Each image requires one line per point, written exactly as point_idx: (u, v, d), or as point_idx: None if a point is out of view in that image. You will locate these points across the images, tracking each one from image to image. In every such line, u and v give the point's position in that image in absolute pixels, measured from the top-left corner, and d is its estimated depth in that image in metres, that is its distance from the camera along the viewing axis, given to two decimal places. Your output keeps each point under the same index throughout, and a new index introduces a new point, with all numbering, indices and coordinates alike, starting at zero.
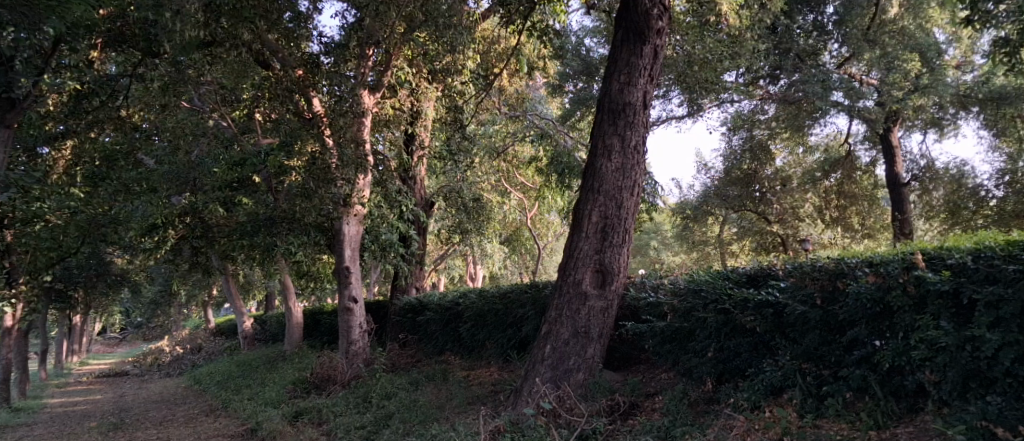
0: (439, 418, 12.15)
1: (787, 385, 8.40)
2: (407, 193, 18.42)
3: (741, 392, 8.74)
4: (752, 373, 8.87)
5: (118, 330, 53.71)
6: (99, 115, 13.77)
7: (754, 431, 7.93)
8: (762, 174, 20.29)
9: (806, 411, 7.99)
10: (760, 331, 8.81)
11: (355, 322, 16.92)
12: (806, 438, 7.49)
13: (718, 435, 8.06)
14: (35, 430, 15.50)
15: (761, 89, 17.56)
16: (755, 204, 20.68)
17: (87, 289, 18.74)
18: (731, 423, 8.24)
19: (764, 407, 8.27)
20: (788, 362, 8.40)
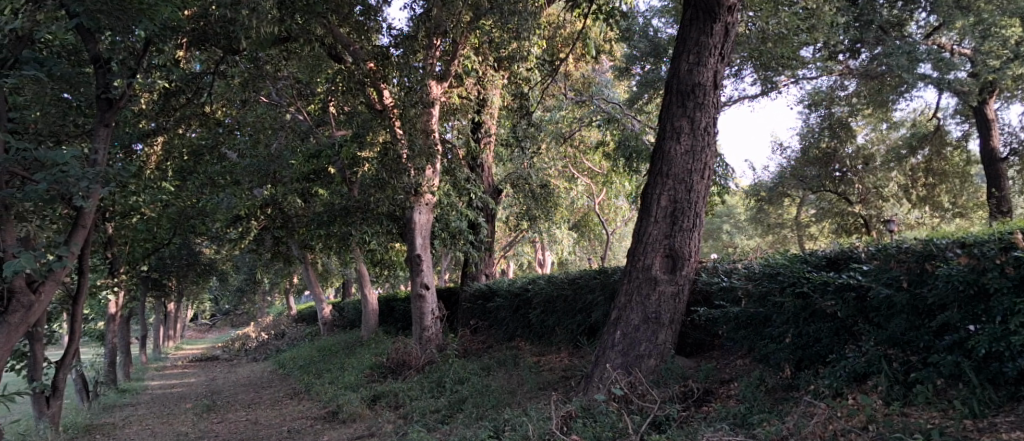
0: (512, 402, 10.20)
1: (871, 372, 6.85)
2: (477, 181, 15.82)
3: (822, 378, 7.16)
4: (833, 359, 7.23)
5: (215, 318, 56.36)
6: (187, 112, 11.65)
7: (835, 418, 6.41)
8: (842, 154, 19.50)
9: (892, 399, 6.54)
10: (840, 317, 7.19)
11: (429, 308, 14.58)
12: (894, 427, 6.05)
13: (797, 423, 6.50)
14: (140, 410, 14.63)
15: (841, 64, 15.98)
16: (833, 185, 19.98)
17: (180, 278, 19.14)
18: (812, 410, 6.65)
19: (847, 393, 6.74)
20: (871, 347, 6.86)
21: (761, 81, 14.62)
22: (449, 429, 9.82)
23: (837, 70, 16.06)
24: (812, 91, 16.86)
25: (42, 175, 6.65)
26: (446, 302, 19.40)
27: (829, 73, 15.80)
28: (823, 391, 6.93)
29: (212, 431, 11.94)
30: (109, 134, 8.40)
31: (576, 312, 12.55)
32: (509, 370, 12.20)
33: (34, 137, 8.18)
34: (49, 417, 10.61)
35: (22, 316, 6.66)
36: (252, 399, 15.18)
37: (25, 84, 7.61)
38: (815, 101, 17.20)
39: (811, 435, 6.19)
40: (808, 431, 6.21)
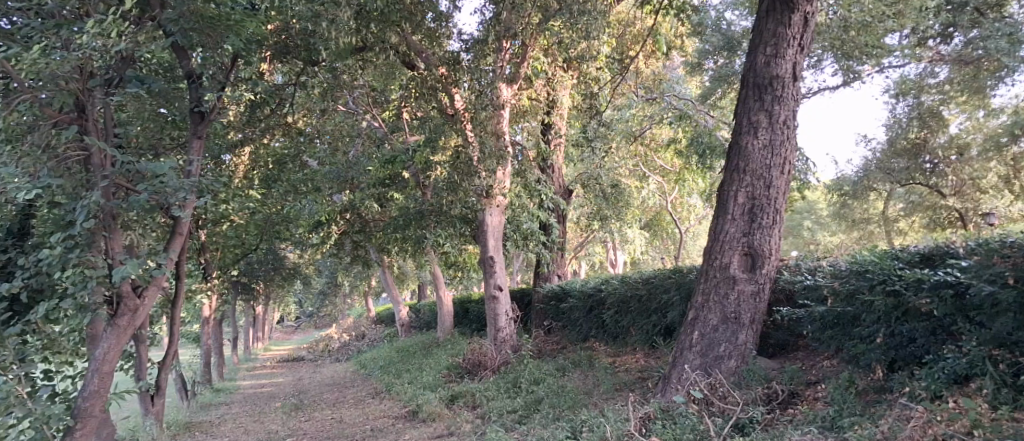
0: (588, 403, 10.25)
1: (975, 374, 6.61)
2: (547, 182, 15.69)
3: (919, 380, 6.99)
4: (930, 360, 7.02)
5: (297, 319, 58.16)
6: (272, 122, 12.11)
7: (935, 422, 6.24)
8: (934, 144, 18.70)
9: (1001, 403, 6.29)
10: (936, 317, 6.96)
11: (503, 310, 14.73)
12: (1003, 434, 5.80)
13: (892, 427, 6.36)
14: (234, 409, 15.22)
15: (931, 50, 15.33)
16: (924, 177, 19.30)
17: (266, 282, 19.90)
18: (909, 413, 6.49)
19: (945, 396, 6.54)
20: (974, 348, 6.61)
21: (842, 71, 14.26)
22: (526, 429, 9.94)
23: (926, 56, 15.43)
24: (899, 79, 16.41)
25: (144, 186, 6.97)
26: (519, 304, 19.56)
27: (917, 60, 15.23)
28: (920, 394, 6.77)
29: (300, 429, 12.38)
30: (202, 145, 8.69)
31: (650, 312, 12.46)
32: (584, 371, 12.25)
33: (136, 150, 8.66)
34: (154, 415, 11.49)
35: (129, 319, 6.93)
36: (337, 398, 15.65)
37: (128, 101, 8.03)
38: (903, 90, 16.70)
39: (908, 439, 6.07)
40: (904, 435, 6.09)
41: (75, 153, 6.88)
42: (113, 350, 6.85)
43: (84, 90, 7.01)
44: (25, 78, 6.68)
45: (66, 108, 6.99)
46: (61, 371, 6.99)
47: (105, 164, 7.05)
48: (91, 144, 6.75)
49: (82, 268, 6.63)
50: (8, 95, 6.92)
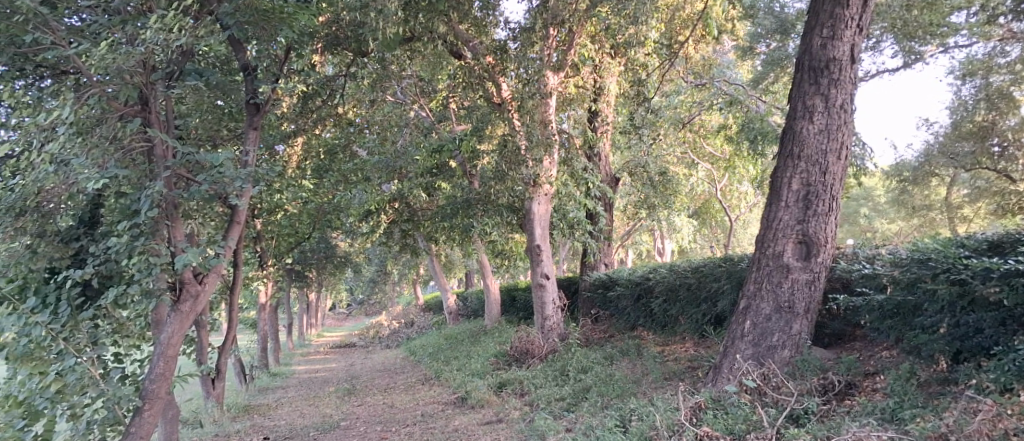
0: (637, 392, 10.25)
1: None
2: (594, 170, 15.23)
3: (986, 372, 6.79)
4: (998, 352, 6.79)
5: (349, 306, 59.20)
6: (324, 113, 12.31)
7: (1006, 416, 6.06)
8: (1004, 126, 17.27)
9: None
10: (1006, 307, 6.74)
11: (550, 298, 14.76)
12: None
13: (957, 420, 6.21)
14: (289, 393, 15.64)
15: (1002, 28, 14.67)
16: (991, 162, 17.93)
17: (319, 269, 20.34)
18: (976, 406, 6.32)
19: (1016, 389, 6.33)
20: None
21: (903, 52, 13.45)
22: (575, 417, 9.98)
23: (996, 34, 14.81)
24: (965, 59, 15.85)
25: (203, 176, 7.19)
26: (566, 293, 19.57)
27: (986, 39, 14.63)
28: (988, 386, 6.58)
29: (353, 413, 12.66)
30: (258, 137, 8.86)
31: (700, 301, 12.36)
32: (632, 360, 12.22)
33: (196, 141, 8.94)
34: (214, 397, 12.80)
35: (191, 304, 7.21)
36: (388, 384, 15.95)
37: (188, 93, 8.28)
38: (969, 71, 16.12)
39: (975, 433, 5.92)
40: (971, 430, 5.94)
41: (139, 145, 7.15)
42: (176, 335, 7.11)
43: (147, 83, 7.25)
44: (93, 73, 6.94)
45: (131, 101, 7.26)
46: (129, 354, 7.20)
47: (166, 155, 7.36)
48: (153, 136, 7.02)
49: (147, 256, 6.77)
50: (76, 88, 7.18)
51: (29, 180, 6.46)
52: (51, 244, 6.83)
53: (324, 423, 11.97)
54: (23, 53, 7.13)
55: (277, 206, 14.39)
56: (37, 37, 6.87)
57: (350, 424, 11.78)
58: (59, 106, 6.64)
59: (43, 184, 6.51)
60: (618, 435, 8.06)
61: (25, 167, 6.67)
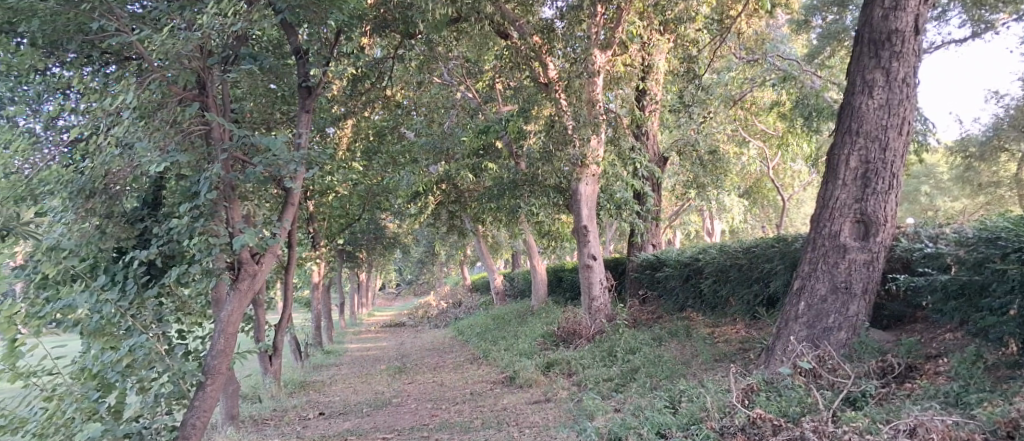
0: (686, 374, 10.19)
1: None
2: (641, 149, 15.11)
3: None
4: None
5: (398, 286, 59.95)
6: (374, 95, 12.41)
7: None
8: None
9: None
10: None
11: (597, 278, 14.72)
12: None
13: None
14: (342, 370, 15.93)
15: None
16: None
17: (368, 249, 20.63)
18: None
19: None
20: None
21: (971, 21, 13.09)
22: (623, 397, 9.98)
23: None
24: None
25: (259, 159, 7.32)
26: (613, 273, 19.47)
27: None
28: None
29: (404, 391, 12.84)
30: (310, 120, 8.98)
31: (751, 281, 12.18)
32: (681, 341, 12.14)
33: (250, 125, 9.13)
34: (273, 373, 12.99)
35: (249, 283, 7.41)
36: (437, 362, 16.13)
37: (242, 78, 8.48)
38: None
39: None
40: None
41: (197, 128, 7.33)
42: (236, 312, 7.32)
43: (204, 68, 7.42)
44: (154, 59, 7.12)
45: (189, 86, 7.45)
46: (192, 331, 7.37)
47: (223, 137, 7.53)
48: (211, 120, 7.19)
49: (207, 236, 6.98)
50: (138, 75, 7.48)
51: (96, 163, 6.68)
52: (117, 224, 7.02)
53: (377, 399, 12.20)
54: (90, 39, 7.38)
55: (329, 187, 14.64)
56: (103, 24, 7.09)
57: (402, 401, 11.98)
58: (122, 92, 6.89)
59: (110, 166, 6.71)
60: (667, 416, 8.02)
61: (93, 151, 6.88)
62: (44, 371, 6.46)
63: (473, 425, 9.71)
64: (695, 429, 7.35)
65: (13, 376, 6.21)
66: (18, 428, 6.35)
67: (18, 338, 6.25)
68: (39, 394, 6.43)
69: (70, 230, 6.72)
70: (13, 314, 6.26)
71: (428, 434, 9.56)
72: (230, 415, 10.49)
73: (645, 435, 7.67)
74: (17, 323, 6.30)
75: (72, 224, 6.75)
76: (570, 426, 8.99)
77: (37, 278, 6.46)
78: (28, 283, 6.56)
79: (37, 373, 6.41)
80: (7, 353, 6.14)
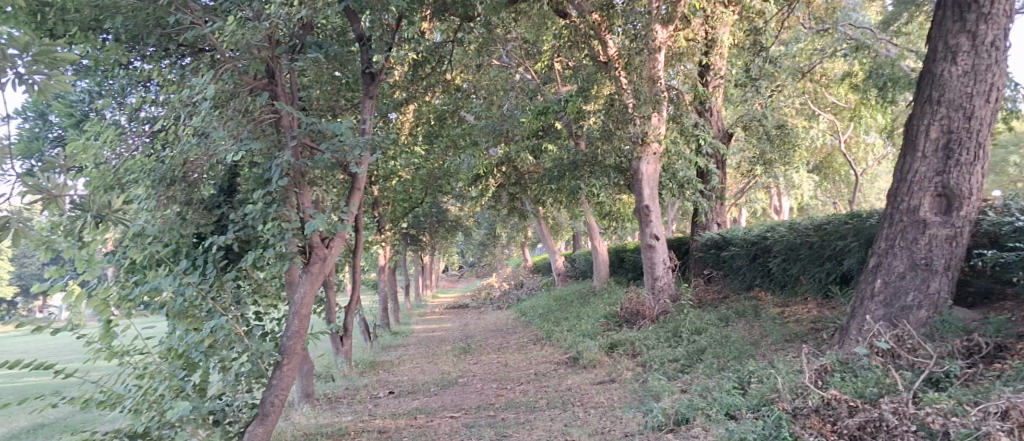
0: (756, 354, 10.01)
1: None
2: (705, 126, 14.79)
3: None
4: None
5: (461, 268, 60.51)
6: (435, 80, 12.47)
7: None
8: None
9: None
10: None
11: (660, 258, 14.53)
12: None
13: None
14: (408, 351, 16.20)
15: None
16: None
17: (432, 232, 20.84)
18: None
19: None
20: None
21: None
22: (690, 378, 9.87)
23: None
24: None
25: (326, 145, 7.41)
26: (677, 253, 19.21)
27: None
28: None
29: (470, 371, 12.96)
30: (375, 106, 9.05)
31: (824, 259, 11.86)
32: (749, 321, 11.91)
33: (318, 113, 9.28)
34: (343, 354, 13.33)
35: (320, 266, 7.53)
36: (500, 343, 16.24)
37: (309, 66, 8.62)
38: None
39: None
40: None
41: (268, 116, 7.45)
42: (309, 294, 7.46)
43: (273, 58, 7.56)
44: (226, 49, 7.31)
45: (259, 75, 7.61)
46: (268, 312, 7.60)
47: (292, 125, 7.63)
48: (280, 109, 7.29)
49: (280, 222, 7.13)
50: (213, 66, 7.65)
51: (176, 151, 6.99)
52: (197, 211, 7.28)
53: (443, 379, 12.34)
54: (168, 33, 7.56)
55: (392, 172, 14.80)
56: (179, 18, 7.30)
57: (467, 381, 12.09)
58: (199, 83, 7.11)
59: (188, 155, 6.99)
60: (737, 396, 7.92)
61: (172, 140, 7.22)
62: (136, 350, 6.86)
63: (538, 406, 9.75)
64: (767, 410, 7.22)
65: (109, 354, 6.63)
66: (115, 403, 6.65)
67: (112, 319, 6.66)
68: (132, 372, 6.81)
69: (153, 217, 6.93)
70: (106, 297, 6.66)
71: (494, 413, 9.63)
72: (306, 393, 10.78)
73: (714, 416, 7.63)
74: (110, 306, 6.65)
75: (155, 211, 6.99)
76: (636, 406, 8.95)
77: (125, 264, 6.97)
78: (119, 268, 7.07)
79: (130, 352, 6.80)
80: (103, 333, 6.56)
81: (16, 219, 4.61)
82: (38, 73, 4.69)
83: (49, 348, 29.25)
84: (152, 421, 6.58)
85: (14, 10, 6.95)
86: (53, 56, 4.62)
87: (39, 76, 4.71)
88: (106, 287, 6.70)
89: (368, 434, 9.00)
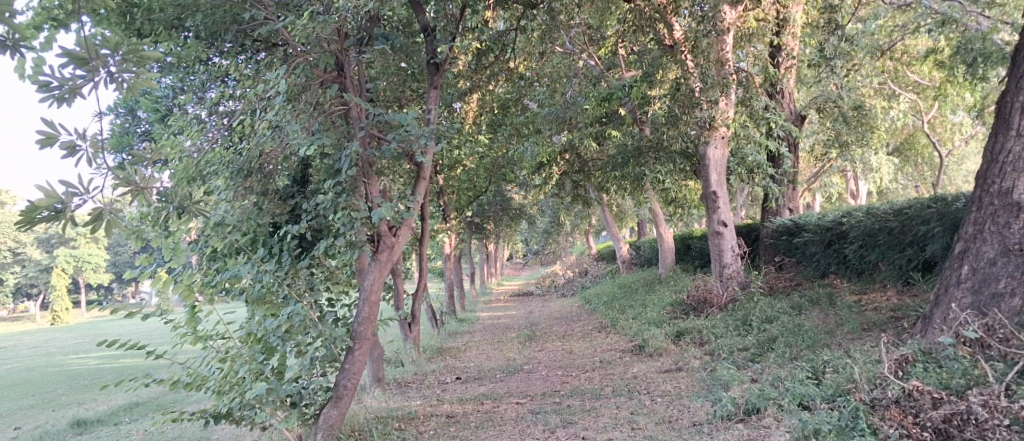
0: (830, 343, 9.69)
1: None
2: (776, 108, 14.40)
3: None
4: None
5: (525, 256, 60.67)
6: (498, 68, 12.46)
7: None
8: None
9: None
10: None
11: (729, 245, 14.20)
12: None
13: None
14: (474, 337, 16.29)
15: None
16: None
17: (496, 220, 20.89)
18: None
19: None
20: None
21: None
22: (761, 367, 9.61)
23: None
24: None
25: (393, 135, 7.46)
26: (747, 239, 18.77)
27: None
28: None
29: (534, 358, 12.95)
30: (438, 95, 9.04)
31: (905, 245, 11.42)
32: (824, 309, 11.55)
33: (385, 103, 9.36)
34: (411, 340, 13.48)
35: (388, 254, 7.62)
36: (565, 331, 16.20)
37: (376, 57, 8.68)
38: None
39: None
40: None
41: (337, 108, 7.54)
42: (377, 282, 7.54)
43: (342, 50, 7.67)
44: (297, 43, 7.44)
45: (329, 68, 7.72)
46: (340, 299, 7.73)
47: (361, 116, 7.71)
48: (350, 100, 7.34)
49: (350, 211, 7.21)
50: (286, 61, 7.77)
51: (252, 143, 7.08)
52: (272, 201, 7.39)
53: (509, 366, 12.37)
54: (243, 29, 7.74)
55: (457, 161, 14.85)
56: (254, 14, 7.48)
57: (533, 368, 12.08)
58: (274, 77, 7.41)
59: (264, 147, 7.08)
60: (810, 386, 7.69)
61: (248, 133, 7.39)
62: (218, 335, 7.09)
63: (604, 393, 9.66)
64: (842, 401, 6.98)
65: (195, 338, 6.92)
66: (201, 385, 6.93)
67: (196, 304, 6.99)
68: (215, 356, 7.00)
69: (232, 207, 7.05)
70: (191, 283, 6.97)
71: (560, 400, 9.57)
72: (377, 378, 10.94)
73: (786, 406, 7.43)
74: (195, 292, 7.03)
75: (234, 201, 7.13)
76: (704, 395, 8.77)
77: (207, 252, 7.11)
78: (202, 256, 7.24)
79: (212, 336, 7.04)
80: (189, 317, 6.87)
81: (108, 210, 4.83)
82: (127, 71, 4.94)
83: (143, 331, 30.72)
84: (233, 402, 6.79)
85: (104, 11, 7.28)
86: (141, 54, 4.85)
87: (128, 73, 4.96)
88: (191, 274, 6.92)
89: (436, 418, 9.07)
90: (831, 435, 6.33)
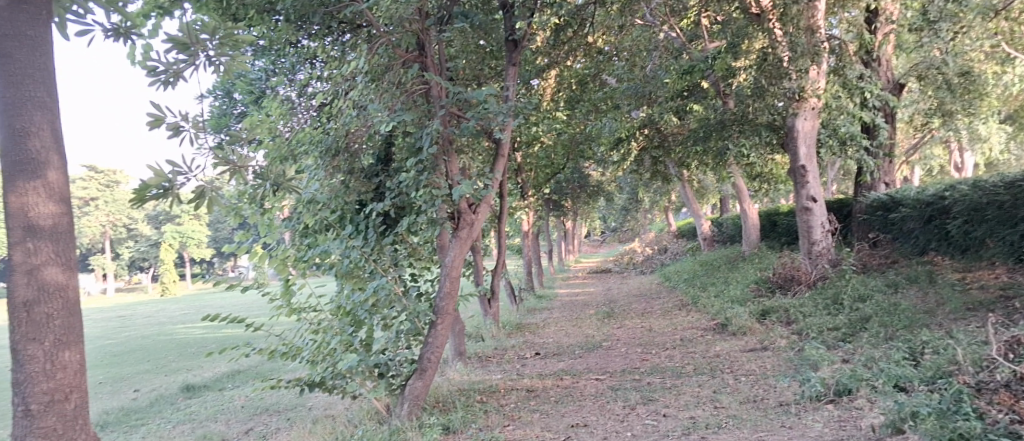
0: (929, 324, 9.20)
1: None
2: (871, 77, 13.71)
3: None
4: None
5: (603, 233, 60.13)
6: (575, 43, 12.29)
7: None
8: None
9: None
10: None
11: (818, 221, 13.66)
12: None
13: None
14: (553, 313, 16.25)
15: None
16: None
17: (575, 197, 20.67)
18: None
19: None
20: None
21: None
22: (852, 348, 9.22)
23: None
24: None
25: (471, 113, 7.42)
26: (837, 215, 18.03)
27: None
28: None
29: (613, 335, 12.82)
30: (517, 71, 8.93)
31: (1016, 221, 10.79)
32: (922, 288, 11.02)
33: (465, 81, 9.30)
34: (491, 315, 13.55)
35: (468, 232, 7.60)
36: (644, 308, 15.99)
37: (456, 35, 8.61)
38: None
39: None
40: None
41: (419, 87, 7.58)
42: (458, 258, 7.55)
43: (423, 29, 7.67)
44: (381, 24, 7.40)
45: (410, 47, 7.69)
46: (423, 274, 7.80)
47: (441, 95, 7.73)
48: (430, 79, 7.38)
49: (431, 188, 7.18)
50: (370, 41, 7.75)
51: (338, 123, 7.23)
52: (358, 179, 7.46)
53: (589, 342, 12.29)
54: (330, 11, 7.66)
55: (535, 137, 14.77)
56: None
57: (612, 345, 11.97)
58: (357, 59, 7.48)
59: (349, 126, 7.25)
60: (907, 368, 7.35)
61: (334, 113, 7.51)
62: (310, 307, 7.28)
63: (686, 372, 9.45)
64: (943, 383, 6.61)
65: (289, 310, 7.13)
66: (296, 355, 7.12)
67: (291, 277, 7.11)
68: (309, 327, 7.23)
69: (322, 187, 7.22)
70: (286, 258, 7.04)
71: (640, 377, 9.42)
72: (459, 352, 11.06)
73: (880, 387, 7.13)
74: (289, 265, 7.09)
75: (323, 181, 7.27)
76: (791, 375, 8.47)
77: (299, 228, 7.20)
78: (294, 233, 7.30)
79: (306, 309, 7.25)
80: (284, 290, 7.05)
81: (209, 188, 5.04)
82: (223, 55, 5.32)
83: (237, 305, 31.89)
84: (326, 371, 7.02)
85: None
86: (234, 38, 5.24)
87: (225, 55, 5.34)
88: (285, 249, 7.00)
89: (517, 393, 9.09)
90: (930, 417, 5.99)
